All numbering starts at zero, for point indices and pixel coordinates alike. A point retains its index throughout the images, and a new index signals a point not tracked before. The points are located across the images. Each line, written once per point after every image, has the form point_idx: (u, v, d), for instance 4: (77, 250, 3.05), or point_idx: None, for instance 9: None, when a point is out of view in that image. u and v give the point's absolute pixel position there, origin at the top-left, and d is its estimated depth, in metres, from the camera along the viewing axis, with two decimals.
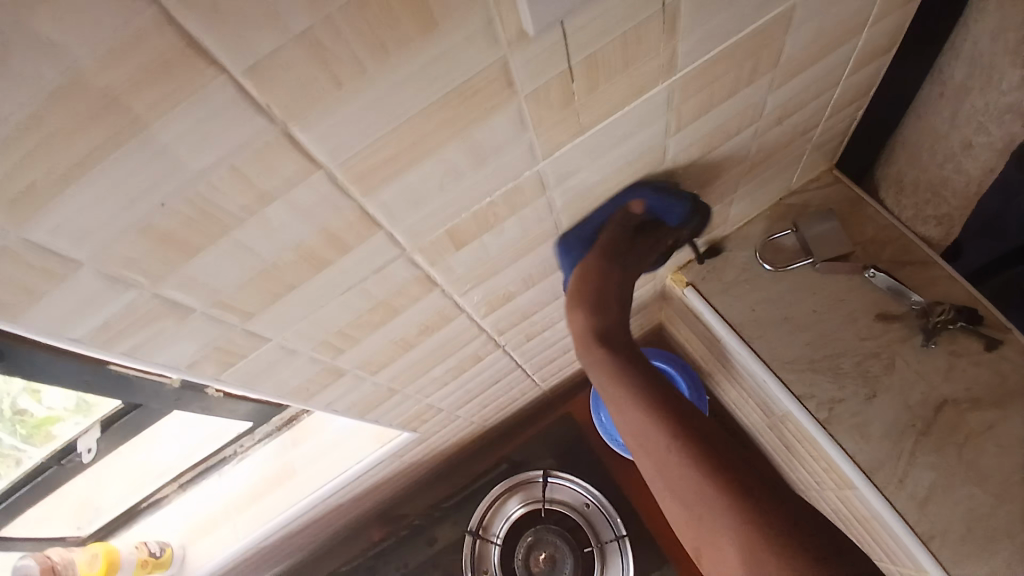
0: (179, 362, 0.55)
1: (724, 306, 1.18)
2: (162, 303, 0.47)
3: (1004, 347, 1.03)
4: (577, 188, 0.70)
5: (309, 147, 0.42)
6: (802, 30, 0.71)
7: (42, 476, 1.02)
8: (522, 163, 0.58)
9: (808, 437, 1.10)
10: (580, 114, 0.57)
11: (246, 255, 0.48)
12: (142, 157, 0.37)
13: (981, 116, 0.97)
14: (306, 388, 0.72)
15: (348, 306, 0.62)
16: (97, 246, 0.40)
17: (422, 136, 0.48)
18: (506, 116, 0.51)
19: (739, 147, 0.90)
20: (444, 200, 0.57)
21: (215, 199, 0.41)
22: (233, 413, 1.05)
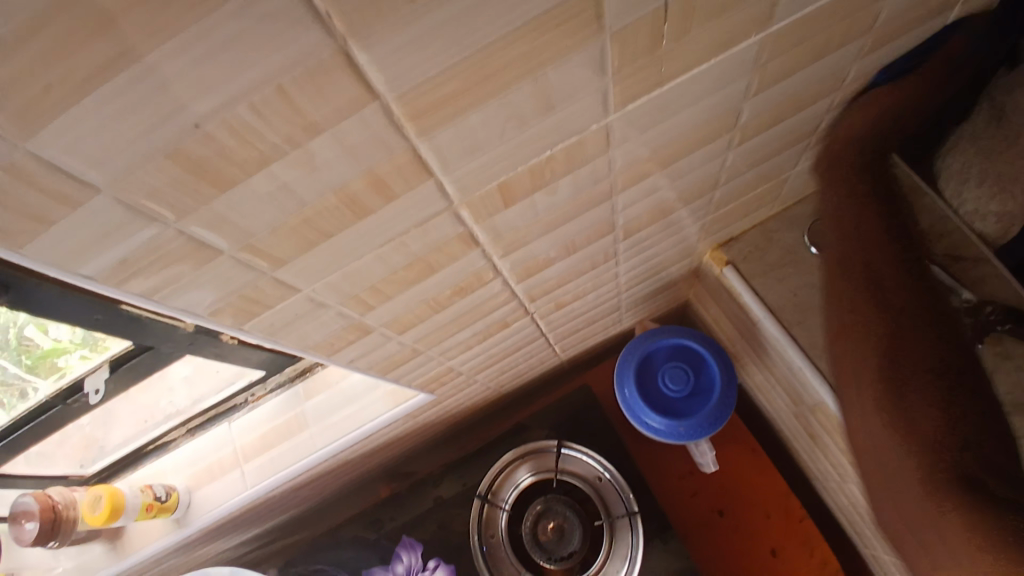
0: (198, 309, 0.50)
1: (763, 287, 1.12)
2: (187, 242, 0.42)
3: None
4: (642, 150, 0.63)
5: (367, 72, 0.36)
6: None
7: (50, 413, 0.99)
8: (592, 113, 0.52)
9: (839, 430, 1.05)
10: (663, 62, 0.50)
11: (283, 195, 0.42)
12: (176, 66, 0.31)
13: None
14: (330, 344, 0.68)
15: (385, 259, 0.57)
16: (118, 170, 0.35)
17: (494, 71, 0.41)
18: (588, 56, 0.45)
19: (809, 118, 0.82)
20: (504, 151, 0.50)
21: (256, 125, 0.35)
22: (246, 361, 1.01)
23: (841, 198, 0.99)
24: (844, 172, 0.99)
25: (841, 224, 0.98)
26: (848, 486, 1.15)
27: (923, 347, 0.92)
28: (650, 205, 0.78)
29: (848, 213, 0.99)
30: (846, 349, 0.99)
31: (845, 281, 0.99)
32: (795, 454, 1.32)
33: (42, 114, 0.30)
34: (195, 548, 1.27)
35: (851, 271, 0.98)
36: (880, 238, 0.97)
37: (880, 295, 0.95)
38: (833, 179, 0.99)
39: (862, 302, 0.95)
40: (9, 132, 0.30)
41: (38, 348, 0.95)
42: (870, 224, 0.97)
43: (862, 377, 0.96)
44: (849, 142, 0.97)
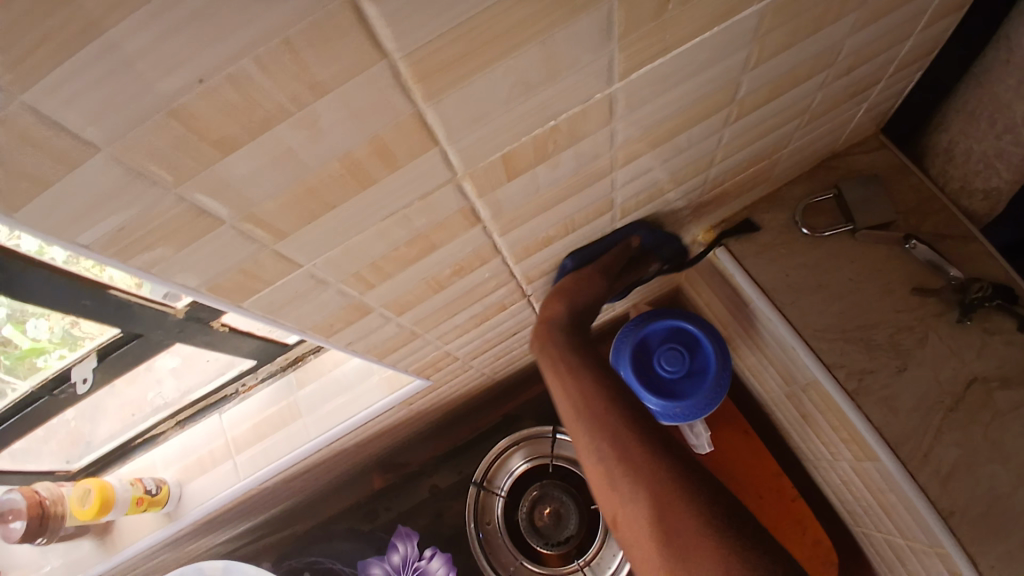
0: (199, 284, 0.49)
1: (757, 268, 1.13)
2: (191, 210, 0.41)
3: None
4: (643, 123, 0.62)
5: (377, 27, 0.35)
6: None
7: (33, 407, 0.97)
8: (596, 82, 0.51)
9: (832, 407, 1.06)
10: (668, 29, 0.50)
11: (289, 160, 0.41)
12: (180, 15, 0.29)
13: None
14: (329, 324, 0.66)
15: (387, 234, 0.56)
16: (117, 128, 0.33)
17: (501, 32, 0.40)
18: (595, 19, 0.44)
19: (803, 96, 0.83)
20: (509, 119, 0.49)
21: (262, 82, 0.34)
22: (237, 351, 0.99)
23: (567, 383, 0.78)
24: (563, 345, 0.82)
25: (569, 399, 0.77)
26: (839, 464, 1.16)
27: (710, 554, 0.58)
28: (646, 183, 0.78)
29: (578, 380, 0.77)
30: (580, 441, 0.73)
31: (593, 447, 0.71)
32: (787, 435, 1.33)
33: (39, 64, 0.29)
34: (186, 544, 1.25)
35: (604, 435, 0.70)
36: (609, 395, 0.74)
37: (632, 447, 0.68)
38: (547, 358, 0.84)
39: (622, 475, 0.67)
40: (5, 82, 0.29)
41: (17, 348, 0.95)
42: (596, 391, 0.75)
43: (651, 564, 0.63)
44: (545, 334, 0.85)
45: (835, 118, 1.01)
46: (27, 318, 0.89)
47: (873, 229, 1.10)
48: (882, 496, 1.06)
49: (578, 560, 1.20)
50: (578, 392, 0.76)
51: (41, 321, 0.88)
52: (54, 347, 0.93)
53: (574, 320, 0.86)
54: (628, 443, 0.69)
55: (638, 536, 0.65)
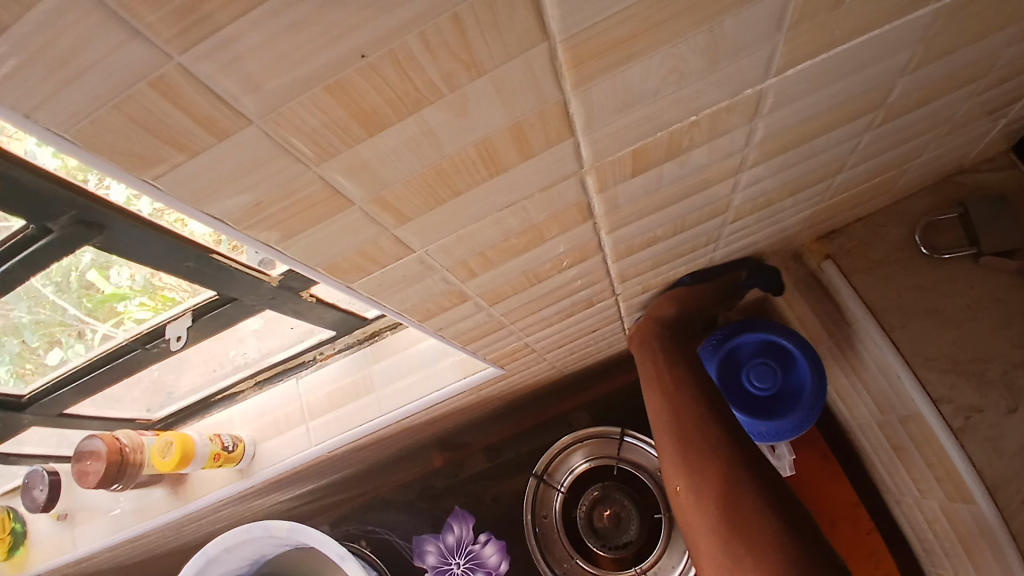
0: (314, 262, 0.47)
1: (864, 286, 1.05)
2: (324, 188, 0.39)
3: None
4: (782, 124, 0.57)
5: (546, 5, 0.31)
6: None
7: (126, 358, 1.01)
8: (749, 77, 0.46)
9: (930, 443, 0.98)
10: (840, 21, 0.44)
11: (429, 144, 0.38)
12: None
13: None
14: (425, 309, 0.65)
15: (501, 224, 0.53)
16: (270, 99, 0.31)
17: (669, 16, 0.36)
18: (770, 7, 0.39)
19: (952, 104, 0.74)
20: (652, 111, 0.45)
21: (420, 59, 0.32)
22: (322, 321, 1.01)
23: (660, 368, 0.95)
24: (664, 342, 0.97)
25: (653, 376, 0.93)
26: (927, 502, 1.07)
27: (739, 458, 0.78)
28: (765, 188, 0.72)
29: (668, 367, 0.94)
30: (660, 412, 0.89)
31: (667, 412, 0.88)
32: (871, 465, 1.25)
33: (200, 26, 0.27)
34: (253, 499, 1.29)
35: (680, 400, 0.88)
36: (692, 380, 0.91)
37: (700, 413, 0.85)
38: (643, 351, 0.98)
39: (692, 432, 0.83)
40: (166, 41, 0.27)
41: (99, 293, 0.97)
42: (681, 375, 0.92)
43: (696, 490, 0.78)
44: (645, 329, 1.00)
45: (977, 130, 0.91)
46: (110, 266, 0.89)
47: (999, 255, 0.99)
48: (969, 542, 0.98)
49: (634, 566, 1.16)
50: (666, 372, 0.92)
51: (126, 271, 0.89)
52: (135, 295, 0.96)
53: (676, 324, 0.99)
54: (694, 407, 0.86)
55: (690, 472, 0.80)
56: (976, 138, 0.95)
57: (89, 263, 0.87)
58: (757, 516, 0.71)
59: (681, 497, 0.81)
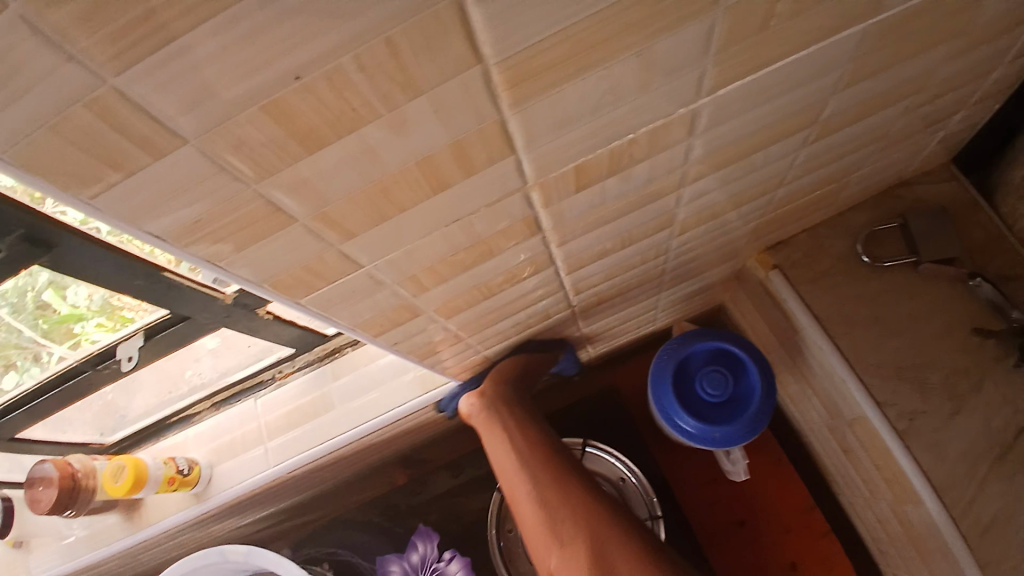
0: (260, 279, 0.48)
1: (811, 295, 1.09)
2: (265, 205, 0.40)
3: None
4: (718, 142, 0.60)
5: (477, 31, 0.33)
6: None
7: (76, 380, 0.98)
8: (682, 98, 0.49)
9: (877, 446, 1.02)
10: (766, 47, 0.47)
11: (371, 162, 0.40)
12: (285, 9, 0.28)
13: None
14: (378, 324, 0.65)
15: (450, 238, 0.54)
16: (207, 118, 0.32)
17: (600, 40, 0.38)
18: (695, 34, 0.42)
19: (882, 122, 0.79)
20: (590, 129, 0.47)
21: (356, 80, 0.33)
22: (279, 338, 1.00)
23: (518, 444, 0.94)
24: (519, 414, 0.97)
25: (516, 455, 0.93)
26: (877, 503, 1.11)
27: (602, 510, 0.86)
28: (709, 202, 0.75)
29: (527, 445, 0.94)
30: (528, 500, 0.89)
31: (536, 492, 0.89)
32: (824, 468, 1.29)
33: (133, 47, 0.28)
34: (210, 524, 1.26)
35: (550, 481, 0.89)
36: (553, 455, 0.93)
37: (568, 488, 0.88)
38: (497, 425, 0.97)
39: (563, 512, 0.86)
40: (98, 62, 0.28)
41: (55, 314, 0.94)
42: (542, 450, 0.93)
43: (570, 563, 0.82)
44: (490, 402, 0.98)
45: (908, 148, 0.97)
46: (68, 286, 0.87)
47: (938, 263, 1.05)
48: (919, 542, 1.01)
49: None
50: (527, 450, 0.93)
51: (83, 290, 0.86)
52: (91, 315, 0.93)
53: (521, 395, 0.99)
54: (560, 481, 0.89)
55: (562, 547, 0.84)
56: (908, 155, 1.01)
57: (44, 283, 0.86)
58: (626, 554, 0.81)
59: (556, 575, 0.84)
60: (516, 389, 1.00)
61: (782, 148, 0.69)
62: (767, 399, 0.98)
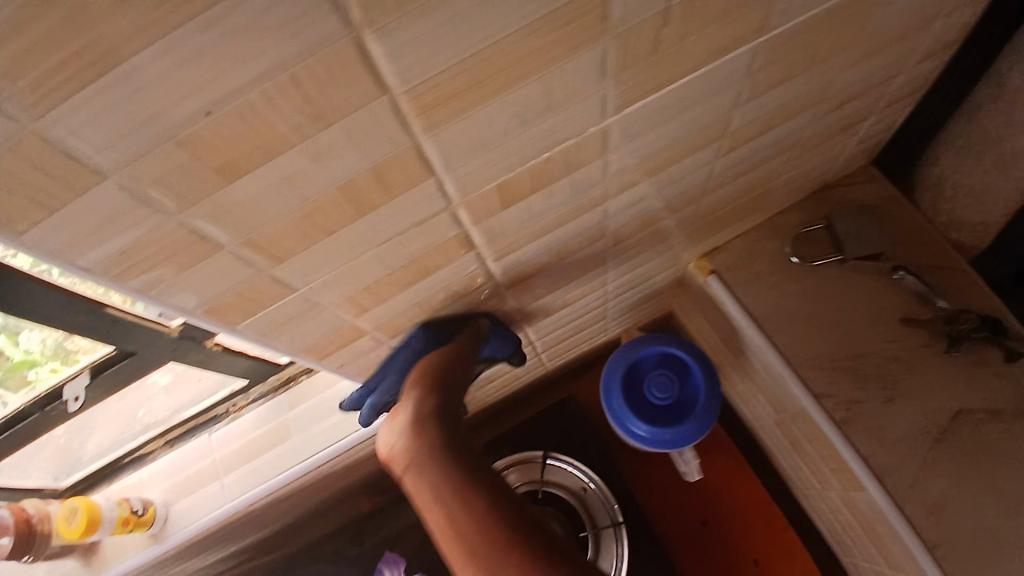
0: (194, 307, 0.49)
1: (748, 296, 1.14)
2: (190, 233, 0.42)
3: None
4: (633, 157, 0.64)
5: (380, 65, 0.36)
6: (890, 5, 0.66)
7: (24, 424, 0.96)
8: (590, 117, 0.53)
9: (820, 438, 1.06)
10: (662, 67, 0.51)
11: (292, 189, 0.42)
12: (189, 53, 0.30)
13: None
14: (322, 347, 0.67)
15: (383, 259, 0.56)
16: (124, 155, 0.34)
17: (500, 68, 0.41)
18: (591, 59, 0.45)
19: (793, 131, 0.85)
20: (506, 150, 0.51)
21: (266, 113, 0.35)
22: (230, 369, 1.00)
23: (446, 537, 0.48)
24: (435, 486, 0.50)
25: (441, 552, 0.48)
26: (828, 494, 1.16)
27: None
28: (638, 211, 0.80)
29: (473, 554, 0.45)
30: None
31: None
32: (778, 463, 1.34)
33: (44, 93, 0.30)
34: (170, 567, 1.22)
35: None
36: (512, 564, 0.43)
37: None
38: (421, 496, 0.51)
39: None
40: (13, 108, 0.30)
41: (8, 361, 0.93)
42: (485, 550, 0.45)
43: None
44: (413, 468, 0.54)
45: (824, 152, 1.04)
46: (19, 330, 0.87)
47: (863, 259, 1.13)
48: (873, 531, 1.05)
49: None
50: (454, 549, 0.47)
51: (35, 334, 0.87)
52: (44, 360, 0.93)
53: (459, 410, 0.63)
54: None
55: None
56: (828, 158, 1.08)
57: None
58: None
59: None
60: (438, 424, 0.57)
61: (698, 159, 0.74)
62: (712, 401, 1.02)
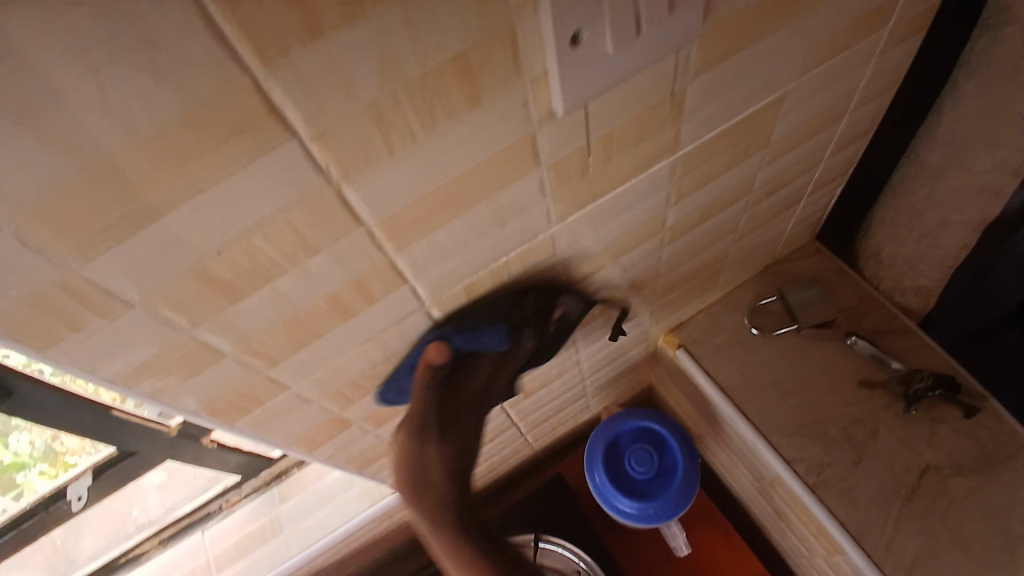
0: (198, 406, 0.56)
1: (715, 368, 1.22)
2: (198, 344, 0.49)
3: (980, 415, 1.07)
4: (583, 253, 0.74)
5: (356, 205, 0.46)
6: (791, 115, 0.78)
7: (25, 524, 0.99)
8: (538, 225, 0.62)
9: (798, 503, 1.11)
10: (594, 182, 0.62)
11: (284, 303, 0.50)
12: (206, 208, 0.40)
13: (961, 196, 1.02)
14: (312, 438, 0.73)
15: (364, 354, 0.64)
16: (151, 285, 0.43)
17: (454, 197, 0.51)
18: (530, 184, 0.55)
19: (730, 218, 0.96)
20: (466, 257, 0.60)
21: (264, 246, 0.44)
22: (223, 464, 1.05)
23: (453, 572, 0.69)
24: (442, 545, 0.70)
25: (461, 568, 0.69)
26: (816, 560, 1.18)
27: None
28: (596, 296, 0.88)
29: None
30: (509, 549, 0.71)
31: None
32: (766, 531, 1.36)
33: (93, 245, 0.39)
34: None
35: None
36: None
37: None
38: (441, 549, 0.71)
39: None
40: (68, 259, 0.39)
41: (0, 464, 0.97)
42: None
43: None
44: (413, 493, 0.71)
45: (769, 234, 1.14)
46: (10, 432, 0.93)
47: (817, 326, 1.20)
48: None
49: None
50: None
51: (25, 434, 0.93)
52: (35, 462, 0.96)
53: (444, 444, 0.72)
54: None
55: None
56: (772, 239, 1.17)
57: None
58: None
59: None
60: (437, 508, 0.70)
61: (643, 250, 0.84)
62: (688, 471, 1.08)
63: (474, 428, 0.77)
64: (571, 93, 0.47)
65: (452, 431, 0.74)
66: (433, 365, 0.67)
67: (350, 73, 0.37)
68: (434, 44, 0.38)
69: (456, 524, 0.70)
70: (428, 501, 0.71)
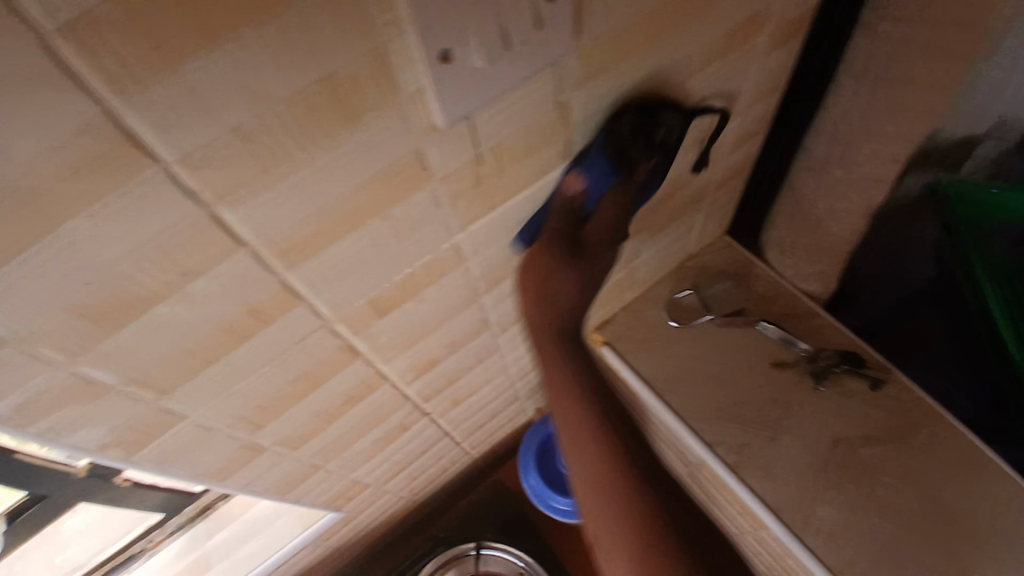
0: (90, 444, 0.54)
1: (639, 361, 1.26)
2: (79, 380, 0.48)
3: (884, 385, 1.15)
4: (492, 260, 0.75)
5: (236, 227, 0.45)
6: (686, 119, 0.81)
7: None
8: (439, 235, 0.63)
9: (723, 483, 1.16)
10: (491, 191, 0.63)
11: (171, 331, 0.49)
12: (70, 243, 0.39)
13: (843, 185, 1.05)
14: (224, 466, 0.71)
15: (269, 377, 0.63)
16: (18, 325, 0.41)
17: (343, 215, 0.51)
18: (423, 196, 0.56)
19: (640, 217, 0.99)
20: (367, 272, 0.60)
21: (139, 276, 0.43)
22: (143, 504, 1.00)
23: (579, 417, 0.76)
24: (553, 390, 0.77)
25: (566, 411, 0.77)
26: (746, 537, 1.24)
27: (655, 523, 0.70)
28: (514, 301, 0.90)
29: (583, 442, 0.76)
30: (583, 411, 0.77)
31: (583, 454, 0.76)
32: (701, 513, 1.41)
33: None
34: None
35: (612, 484, 0.73)
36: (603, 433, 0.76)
37: (615, 486, 0.73)
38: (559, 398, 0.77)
39: (612, 484, 0.73)
40: None
41: None
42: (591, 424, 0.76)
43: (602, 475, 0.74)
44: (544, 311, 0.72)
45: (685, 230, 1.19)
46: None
47: (730, 314, 1.27)
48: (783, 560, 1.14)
49: None
50: (575, 423, 0.77)
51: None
52: None
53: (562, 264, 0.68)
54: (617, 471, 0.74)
55: (602, 500, 0.73)
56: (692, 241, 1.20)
57: None
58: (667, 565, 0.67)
59: (585, 490, 0.76)
60: (571, 371, 0.75)
61: None
62: None
63: (607, 264, 0.74)
64: (452, 108, 0.48)
65: (585, 261, 0.70)
66: (571, 196, 0.67)
67: (214, 94, 0.37)
68: (301, 66, 0.39)
69: (586, 383, 0.76)
70: (563, 362, 0.75)
